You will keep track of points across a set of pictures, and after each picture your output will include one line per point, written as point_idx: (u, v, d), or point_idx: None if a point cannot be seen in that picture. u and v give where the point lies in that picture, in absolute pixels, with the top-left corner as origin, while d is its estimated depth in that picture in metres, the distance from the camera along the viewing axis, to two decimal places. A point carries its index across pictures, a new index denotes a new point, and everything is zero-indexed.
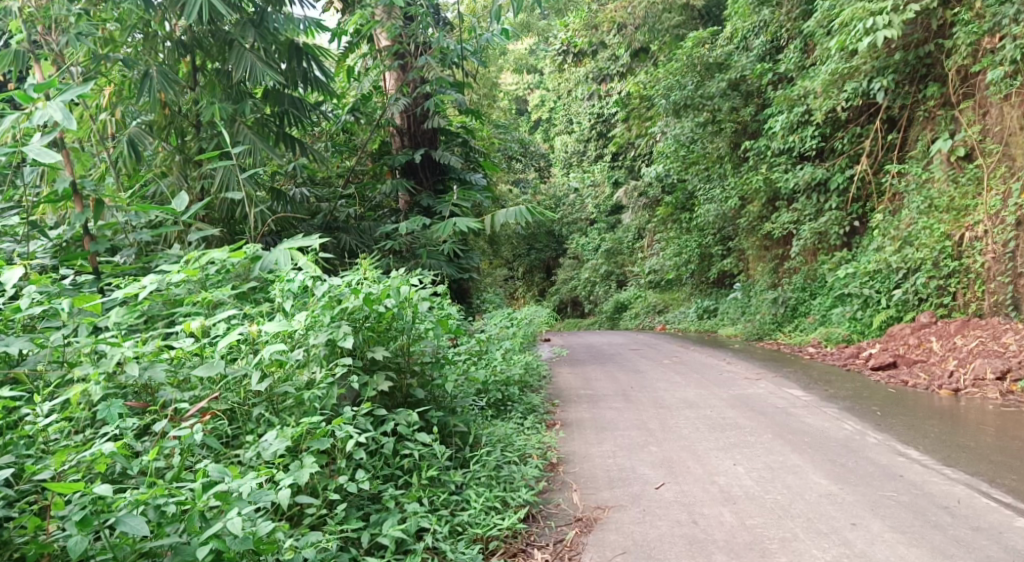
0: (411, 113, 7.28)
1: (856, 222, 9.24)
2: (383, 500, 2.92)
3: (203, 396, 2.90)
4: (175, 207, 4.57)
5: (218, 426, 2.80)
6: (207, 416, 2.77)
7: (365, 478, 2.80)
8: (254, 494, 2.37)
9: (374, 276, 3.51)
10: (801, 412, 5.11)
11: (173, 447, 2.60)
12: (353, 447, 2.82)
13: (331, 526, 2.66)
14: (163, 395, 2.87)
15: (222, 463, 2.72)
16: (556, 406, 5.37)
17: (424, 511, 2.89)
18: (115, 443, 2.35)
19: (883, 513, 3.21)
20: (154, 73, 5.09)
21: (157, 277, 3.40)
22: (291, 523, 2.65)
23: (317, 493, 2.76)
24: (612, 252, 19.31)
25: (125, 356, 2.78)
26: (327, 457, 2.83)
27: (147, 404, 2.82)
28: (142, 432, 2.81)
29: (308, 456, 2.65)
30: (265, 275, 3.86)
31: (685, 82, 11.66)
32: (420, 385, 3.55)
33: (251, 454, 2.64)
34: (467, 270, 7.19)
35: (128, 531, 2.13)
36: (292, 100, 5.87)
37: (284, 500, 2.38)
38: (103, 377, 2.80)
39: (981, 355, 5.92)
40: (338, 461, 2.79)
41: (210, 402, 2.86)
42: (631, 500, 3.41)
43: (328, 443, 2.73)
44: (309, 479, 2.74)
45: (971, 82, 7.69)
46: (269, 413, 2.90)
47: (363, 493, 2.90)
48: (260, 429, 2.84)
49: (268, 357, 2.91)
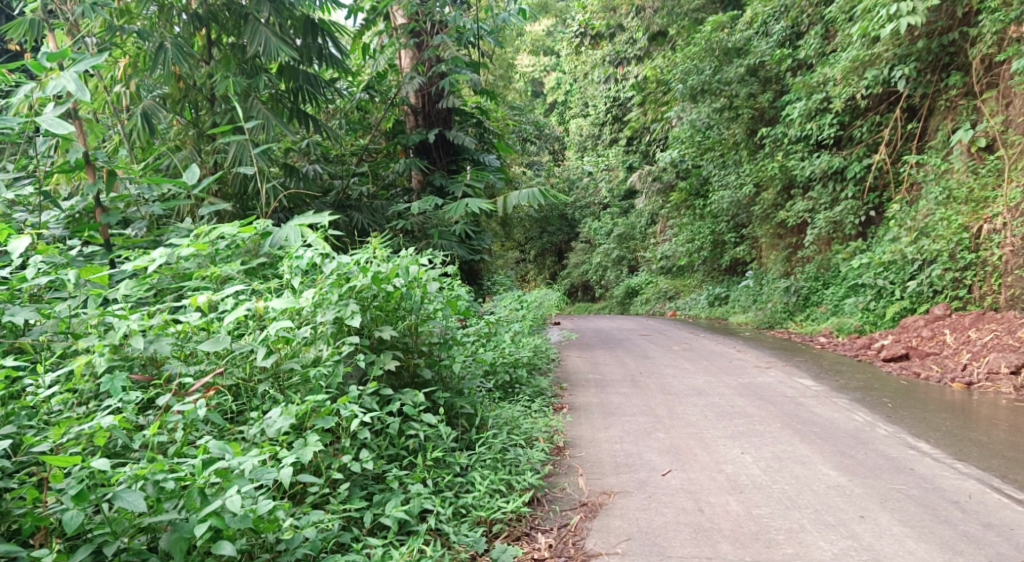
0: (426, 92, 7.26)
1: (872, 212, 9.12)
2: (387, 480, 2.91)
3: (208, 369, 2.88)
4: (187, 179, 4.56)
5: (222, 402, 2.78)
6: (212, 391, 2.76)
7: (370, 458, 2.78)
8: (256, 472, 2.38)
9: (383, 255, 3.48)
10: (811, 402, 5.06)
11: (177, 422, 2.60)
12: (358, 427, 2.80)
13: (335, 505, 2.66)
14: (168, 369, 2.86)
15: (227, 438, 2.71)
16: (563, 390, 5.37)
17: (428, 493, 2.88)
18: (117, 416, 2.36)
19: (892, 506, 3.17)
20: (168, 45, 5.06)
21: (165, 251, 3.40)
22: (295, 501, 2.65)
23: (320, 472, 2.75)
24: (624, 237, 19.20)
25: (130, 329, 2.76)
26: (331, 436, 2.82)
27: (151, 378, 2.81)
28: (146, 406, 2.79)
29: (312, 434, 2.64)
30: (275, 251, 3.85)
31: (702, 67, 11.44)
32: (428, 364, 3.52)
33: (256, 431, 2.62)
34: (478, 252, 7.16)
35: (126, 506, 2.13)
36: (306, 77, 5.81)
37: (286, 479, 2.38)
38: (108, 349, 2.79)
39: (995, 350, 5.82)
40: (342, 441, 2.77)
41: (214, 376, 2.85)
42: (637, 486, 3.39)
43: (332, 422, 2.70)
44: (313, 458, 2.73)
45: (996, 71, 7.53)
46: (274, 390, 2.88)
47: (368, 473, 2.89)
48: (265, 405, 2.82)
49: (274, 333, 2.89)
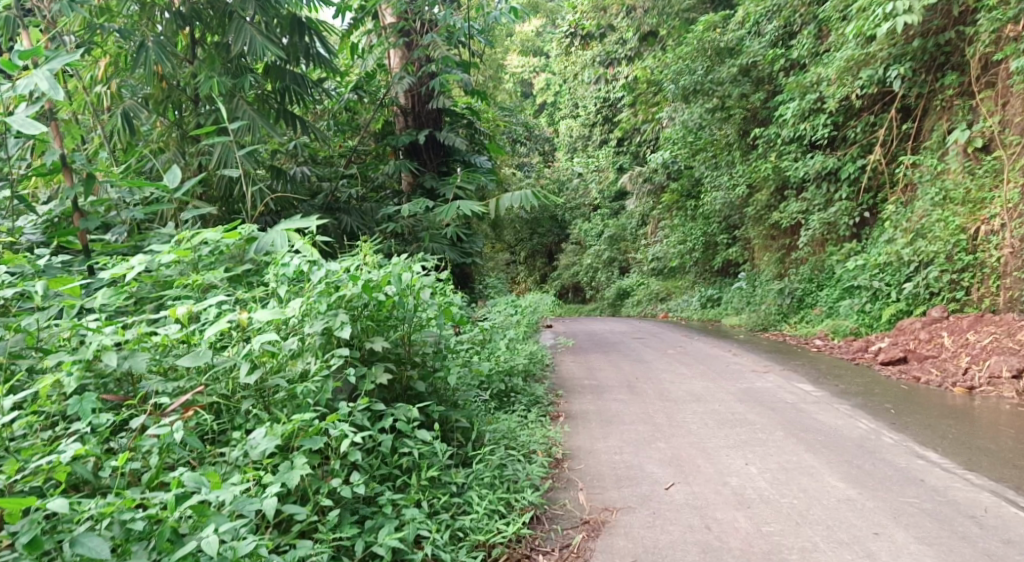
0: (416, 92, 7.13)
1: (866, 213, 9.06)
2: (379, 503, 2.73)
3: (185, 387, 2.71)
4: (169, 182, 4.40)
5: (202, 422, 2.60)
6: (190, 411, 2.58)
7: (361, 481, 2.61)
8: (239, 502, 2.24)
9: (373, 261, 3.32)
10: (813, 408, 4.94)
11: (151, 446, 2.45)
12: (349, 448, 2.62)
13: (324, 534, 2.49)
14: (144, 387, 2.70)
15: (206, 462, 2.54)
16: (559, 397, 5.23)
17: (423, 517, 2.71)
18: (80, 447, 2.19)
19: (907, 522, 3.05)
20: (150, 44, 4.91)
21: (145, 258, 3.24)
22: (280, 531, 2.47)
23: (307, 498, 2.56)
24: (615, 239, 19.08)
25: (103, 345, 2.59)
26: (320, 457, 2.63)
27: (124, 397, 2.64)
28: (118, 428, 2.63)
29: (300, 456, 2.47)
30: (260, 257, 3.68)
31: (694, 67, 11.37)
32: (421, 376, 3.37)
33: (238, 453, 2.47)
34: (470, 255, 7.01)
35: (87, 553, 1.98)
36: (293, 77, 5.66)
37: (269, 512, 2.23)
38: (78, 366, 2.62)
39: (996, 353, 5.71)
40: (332, 463, 2.59)
41: (193, 394, 2.68)
42: (640, 501, 3.25)
43: (321, 442, 2.53)
44: (299, 482, 2.54)
45: (993, 70, 7.43)
46: (258, 409, 2.71)
47: (359, 496, 2.71)
48: (249, 425, 2.65)
49: (258, 347, 2.72)
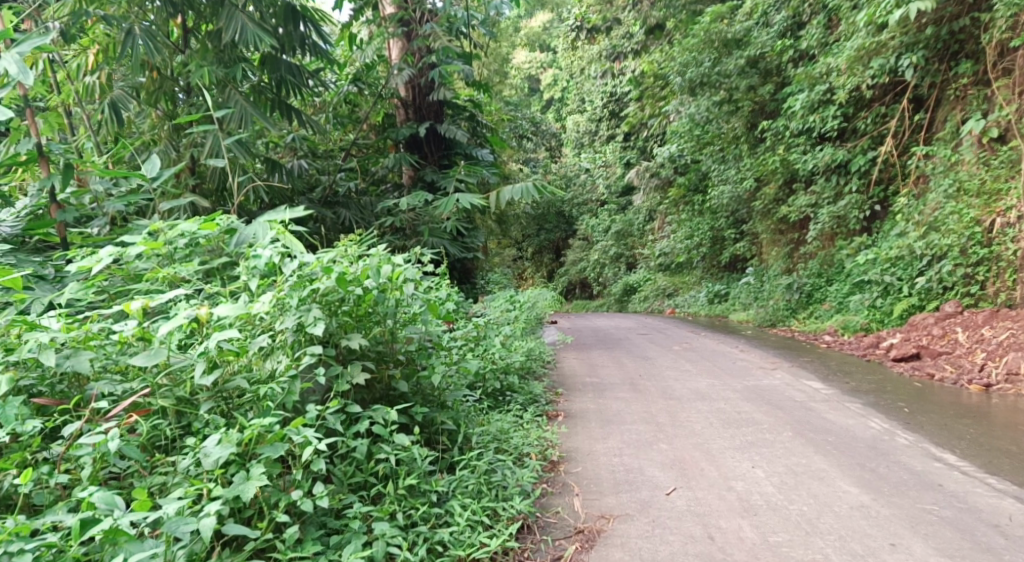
0: (416, 84, 6.92)
1: (876, 206, 8.81)
2: (348, 517, 2.52)
3: (136, 388, 2.52)
4: (147, 172, 4.23)
5: (156, 426, 2.46)
6: (134, 418, 2.42)
7: (326, 494, 2.40)
8: (174, 523, 2.08)
9: (353, 253, 3.12)
10: (822, 407, 4.72)
11: (86, 455, 2.28)
12: (315, 458, 2.41)
13: (280, 553, 2.28)
14: (90, 389, 2.51)
15: (155, 471, 2.37)
16: (559, 395, 5.04)
17: (394, 532, 2.51)
18: None
19: (926, 531, 2.84)
20: (137, 31, 4.69)
21: (113, 250, 3.07)
22: (231, 550, 2.29)
23: (264, 513, 2.36)
24: (621, 234, 18.83)
25: (41, 344, 2.42)
26: (282, 467, 2.43)
27: (61, 401, 2.46)
28: (54, 434, 2.47)
29: (257, 466, 2.29)
30: (241, 250, 3.44)
31: (701, 59, 11.05)
32: (405, 376, 3.18)
33: (188, 463, 2.30)
34: (471, 250, 6.81)
35: None
36: (288, 67, 5.44)
37: (203, 533, 2.05)
38: (13, 366, 2.46)
39: (1013, 350, 5.48)
40: (294, 473, 2.39)
41: (143, 398, 2.50)
42: (639, 508, 3.05)
43: (281, 450, 2.34)
44: (256, 495, 2.35)
45: (1010, 57, 7.17)
46: (219, 410, 2.53)
47: (327, 508, 2.51)
48: (207, 429, 2.46)
49: (216, 345, 2.55)
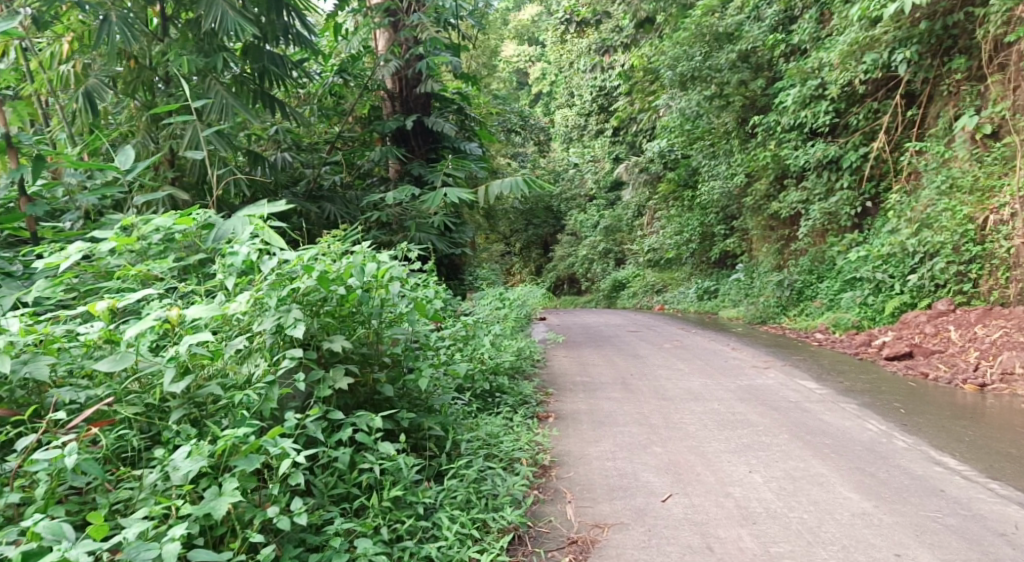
0: (404, 76, 6.78)
1: (868, 203, 8.74)
2: (328, 534, 2.38)
3: (100, 395, 2.37)
4: (120, 164, 4.11)
5: (122, 436, 2.31)
6: (93, 431, 2.25)
7: (305, 510, 2.26)
8: (136, 548, 1.93)
9: (337, 250, 2.98)
10: (818, 408, 4.63)
11: (42, 471, 2.12)
12: (292, 471, 2.28)
13: None
14: (50, 397, 2.36)
15: (121, 485, 2.23)
16: (549, 395, 4.92)
17: (377, 549, 2.37)
18: None
19: (931, 541, 2.74)
20: (114, 18, 4.51)
21: (83, 246, 2.92)
22: None
23: (237, 532, 2.21)
24: (611, 230, 18.73)
25: None
26: (256, 481, 2.29)
27: (17, 411, 2.30)
28: (9, 447, 2.31)
29: (230, 480, 2.16)
30: (219, 245, 3.30)
31: (692, 53, 10.97)
32: (390, 379, 3.05)
33: (154, 478, 2.17)
34: (459, 246, 6.67)
35: None
36: (272, 57, 5.31)
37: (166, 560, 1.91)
38: None
39: (1006, 349, 5.41)
40: (271, 488, 2.26)
41: (108, 406, 2.35)
42: (634, 517, 2.93)
43: (257, 463, 2.21)
44: (229, 512, 2.20)
45: (1005, 52, 7.08)
46: (190, 419, 2.39)
47: (305, 524, 2.37)
48: (178, 440, 2.32)
49: (187, 350, 2.41)
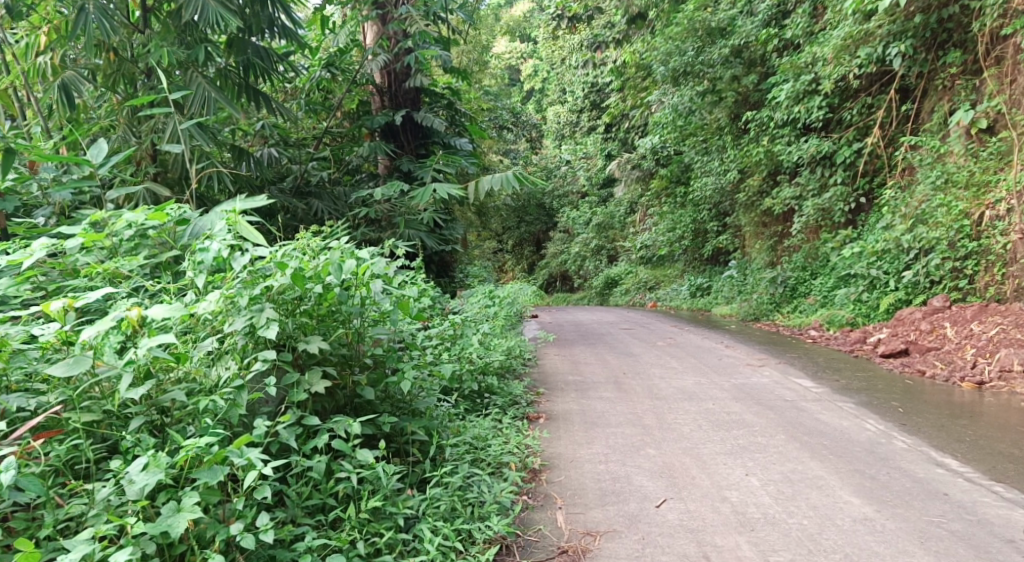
0: (392, 70, 6.57)
1: (862, 198, 8.64)
2: (300, 549, 2.26)
3: (52, 402, 2.24)
4: (93, 158, 3.87)
5: (76, 447, 2.19)
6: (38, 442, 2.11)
7: (273, 526, 2.14)
8: None
9: (315, 246, 2.86)
10: (814, 407, 4.52)
11: None
12: (260, 483, 2.17)
13: None
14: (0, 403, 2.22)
15: (72, 500, 2.11)
16: (540, 394, 4.80)
17: None
18: None
19: (935, 548, 2.64)
20: (92, 7, 4.32)
21: (48, 242, 2.77)
22: None
23: (198, 550, 2.09)
24: (602, 226, 18.61)
25: None
26: (221, 494, 2.16)
27: None
28: None
29: (190, 495, 2.06)
30: (193, 242, 3.16)
31: (684, 48, 10.86)
32: (371, 381, 2.91)
33: (106, 493, 2.06)
34: (448, 243, 6.53)
35: None
36: (256, 50, 5.11)
37: None
38: None
39: (1004, 346, 5.31)
40: (237, 502, 2.14)
41: (58, 416, 2.22)
42: (627, 523, 2.81)
43: (220, 475, 2.10)
44: (190, 528, 2.08)
45: (1001, 45, 6.98)
46: (150, 428, 2.27)
47: (275, 540, 2.24)
48: (137, 450, 2.19)
49: (148, 352, 2.27)
